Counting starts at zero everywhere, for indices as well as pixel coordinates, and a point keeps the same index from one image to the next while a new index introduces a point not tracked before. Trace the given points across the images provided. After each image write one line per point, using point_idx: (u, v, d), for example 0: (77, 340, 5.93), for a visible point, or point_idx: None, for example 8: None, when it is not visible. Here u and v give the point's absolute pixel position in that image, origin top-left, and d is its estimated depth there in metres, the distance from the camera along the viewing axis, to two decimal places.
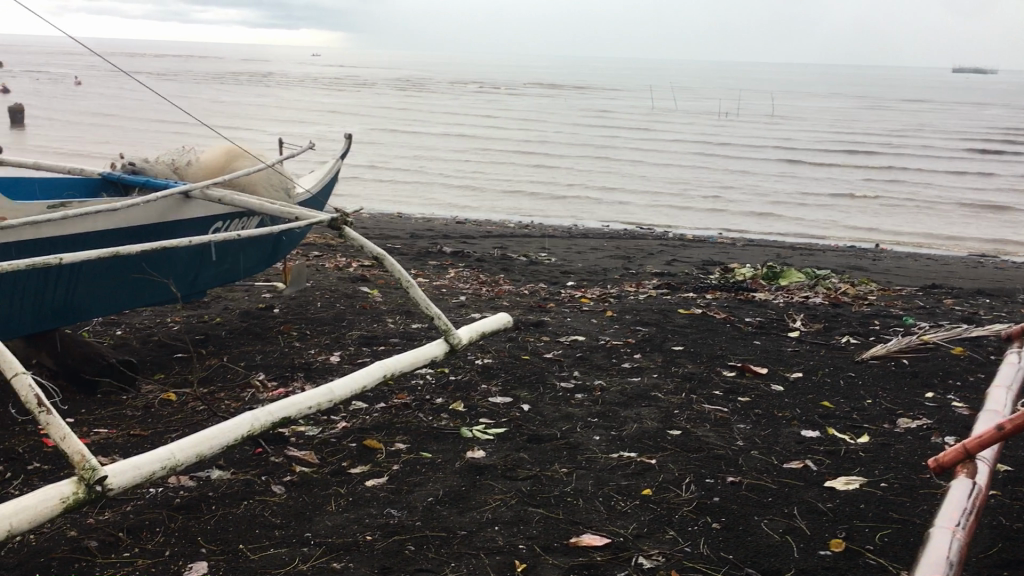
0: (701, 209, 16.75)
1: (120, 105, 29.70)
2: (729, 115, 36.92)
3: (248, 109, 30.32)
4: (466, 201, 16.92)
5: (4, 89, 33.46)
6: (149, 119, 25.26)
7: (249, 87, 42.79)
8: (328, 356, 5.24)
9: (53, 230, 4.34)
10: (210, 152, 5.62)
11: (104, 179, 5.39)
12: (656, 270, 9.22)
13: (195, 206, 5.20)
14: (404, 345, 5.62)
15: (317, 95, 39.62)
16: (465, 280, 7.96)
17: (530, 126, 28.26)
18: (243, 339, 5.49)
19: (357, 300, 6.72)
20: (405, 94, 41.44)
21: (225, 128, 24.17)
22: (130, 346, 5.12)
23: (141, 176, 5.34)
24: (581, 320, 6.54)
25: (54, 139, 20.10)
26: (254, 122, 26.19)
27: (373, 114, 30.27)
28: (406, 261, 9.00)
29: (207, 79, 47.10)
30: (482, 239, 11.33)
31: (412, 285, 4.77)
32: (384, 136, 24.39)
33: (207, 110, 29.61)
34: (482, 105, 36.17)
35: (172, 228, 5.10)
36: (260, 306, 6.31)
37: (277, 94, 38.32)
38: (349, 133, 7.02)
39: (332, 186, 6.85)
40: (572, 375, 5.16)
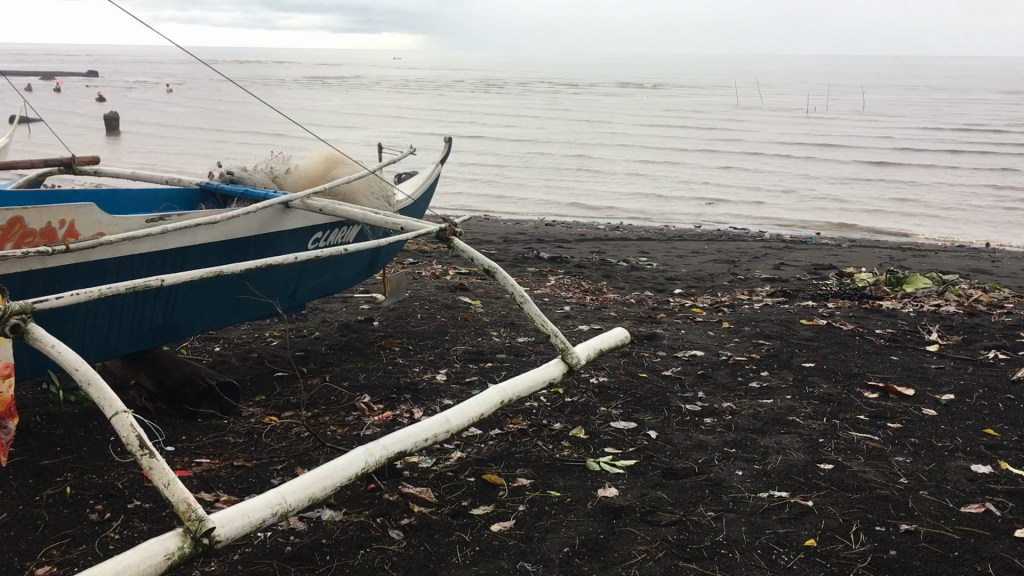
0: (800, 211, 16.05)
1: (210, 112, 30.20)
2: (820, 111, 35.73)
3: (334, 113, 30.51)
4: (555, 203, 16.55)
5: (100, 99, 34.55)
6: (238, 126, 25.57)
7: (333, 91, 43.34)
8: (435, 374, 4.94)
9: (152, 245, 4.13)
10: (309, 159, 5.38)
11: (202, 189, 5.18)
12: (765, 276, 8.70)
13: (294, 217, 4.95)
14: (512, 362, 5.29)
15: (400, 98, 39.83)
16: (566, 288, 7.59)
17: (615, 125, 27.79)
18: (343, 355, 5.24)
19: (458, 311, 6.42)
20: (487, 95, 41.29)
21: (312, 133, 24.35)
22: (229, 364, 4.91)
23: (240, 185, 5.12)
24: (696, 332, 6.11)
25: (147, 147, 20.50)
26: (341, 126, 26.28)
27: (457, 116, 30.12)
28: (503, 267, 8.68)
29: (293, 84, 47.74)
30: (576, 243, 10.96)
31: (526, 301, 4.42)
32: (468, 139, 24.20)
33: (294, 116, 29.88)
34: (565, 105, 35.81)
35: (272, 241, 4.87)
36: (359, 318, 6.07)
37: (362, 98, 38.58)
38: (450, 137, 6.72)
39: (432, 192, 6.56)
40: (697, 395, 4.75)
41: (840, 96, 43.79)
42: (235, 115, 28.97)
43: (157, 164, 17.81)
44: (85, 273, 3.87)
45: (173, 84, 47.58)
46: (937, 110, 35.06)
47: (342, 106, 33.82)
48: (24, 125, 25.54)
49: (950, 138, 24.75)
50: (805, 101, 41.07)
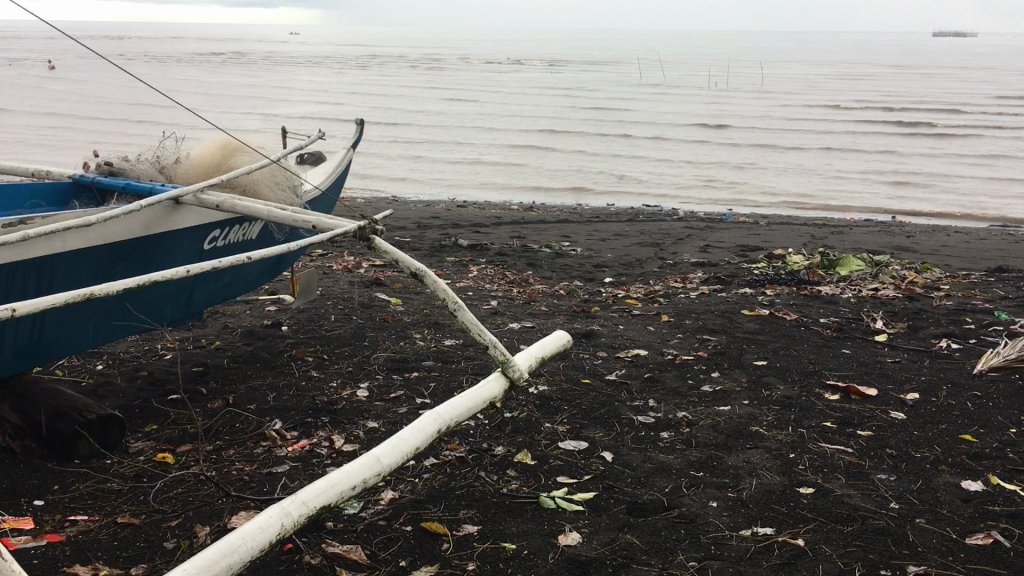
0: (714, 188, 15.88)
1: (95, 93, 28.50)
2: (725, 87, 35.87)
3: (229, 93, 29.17)
4: (466, 185, 15.99)
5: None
6: (126, 111, 24.19)
7: (229, 68, 41.64)
8: (355, 389, 4.37)
9: (10, 254, 3.45)
10: (204, 148, 4.73)
11: (75, 182, 4.47)
12: (694, 260, 8.34)
13: (187, 212, 4.31)
14: (440, 369, 4.75)
15: (301, 74, 38.54)
16: (491, 280, 7.08)
17: (523, 103, 27.31)
18: (249, 369, 4.63)
19: (377, 311, 5.84)
20: (391, 72, 40.28)
21: (207, 113, 23.16)
22: (114, 387, 4.26)
23: (121, 178, 4.43)
24: (635, 327, 5.68)
25: (26, 132, 19.14)
26: (237, 106, 25.08)
27: (361, 94, 29.19)
28: (420, 256, 8.10)
29: (186, 63, 45.67)
30: (495, 227, 10.44)
31: (460, 308, 3.88)
32: (373, 118, 23.37)
33: (187, 95, 28.45)
34: (472, 82, 35.13)
35: (163, 242, 4.23)
36: (265, 324, 5.44)
37: (258, 76, 37.13)
38: (361, 118, 6.07)
39: (343, 181, 5.94)
40: (647, 404, 4.32)
41: (742, 72, 44.26)
42: (123, 99, 27.39)
43: (36, 152, 16.55)
44: None
45: (59, 62, 45.18)
46: (836, 85, 35.67)
47: (238, 85, 32.43)
48: None
49: (853, 113, 25.01)
50: (709, 78, 41.29)
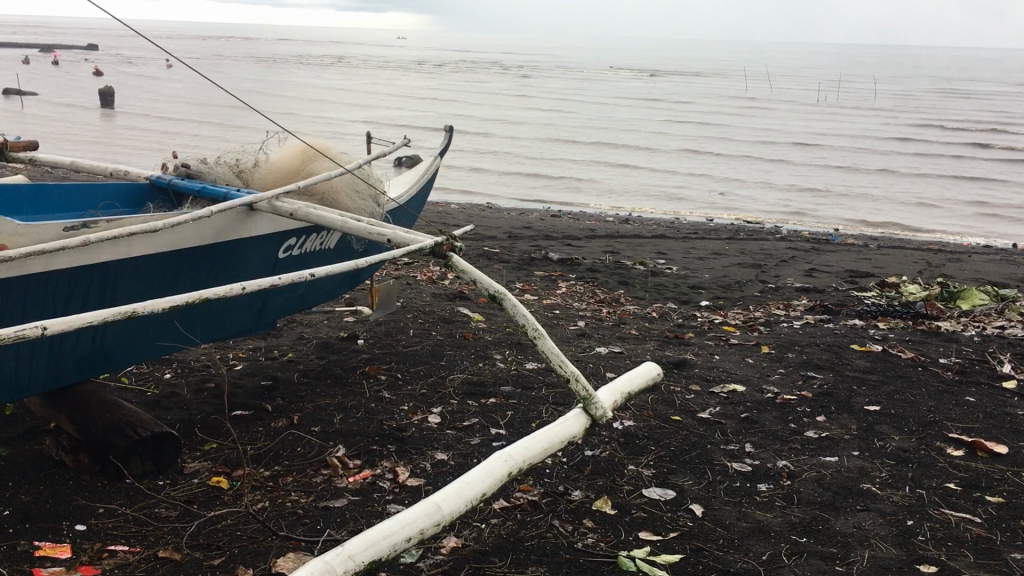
0: (820, 208, 15.18)
1: (206, 92, 29.32)
2: (835, 104, 34.69)
3: (333, 94, 29.61)
4: (562, 194, 15.69)
5: (96, 72, 33.78)
6: (234, 109, 24.75)
7: (334, 70, 42.39)
8: (427, 414, 4.09)
9: (72, 259, 3.29)
10: (284, 153, 4.53)
11: (151, 183, 4.31)
12: (798, 285, 7.83)
13: (260, 220, 4.12)
14: (519, 396, 4.44)
15: (403, 78, 38.88)
16: (580, 298, 6.74)
17: (623, 113, 26.89)
18: (318, 385, 4.40)
19: (460, 328, 5.56)
20: (492, 78, 40.35)
21: (309, 114, 23.45)
22: (179, 398, 4.08)
23: (197, 181, 4.25)
24: (733, 359, 5.26)
25: (136, 127, 19.67)
26: (340, 107, 25.39)
27: (461, 99, 29.23)
28: (508, 268, 7.82)
29: (294, 64, 46.67)
30: (588, 240, 10.10)
31: (541, 336, 3.55)
32: (472, 123, 23.32)
33: (293, 95, 28.97)
34: (573, 91, 34.85)
35: (233, 250, 4.03)
36: (341, 336, 5.23)
37: (362, 79, 37.65)
38: (450, 126, 5.82)
39: (428, 191, 5.69)
40: (743, 449, 3.91)
41: (854, 88, 42.84)
42: (232, 97, 28.05)
43: (143, 146, 16.93)
44: None
45: (174, 61, 46.89)
46: (954, 104, 34.10)
47: (342, 87, 32.90)
48: (11, 101, 24.74)
49: (973, 134, 23.76)
50: (818, 93, 40.04)
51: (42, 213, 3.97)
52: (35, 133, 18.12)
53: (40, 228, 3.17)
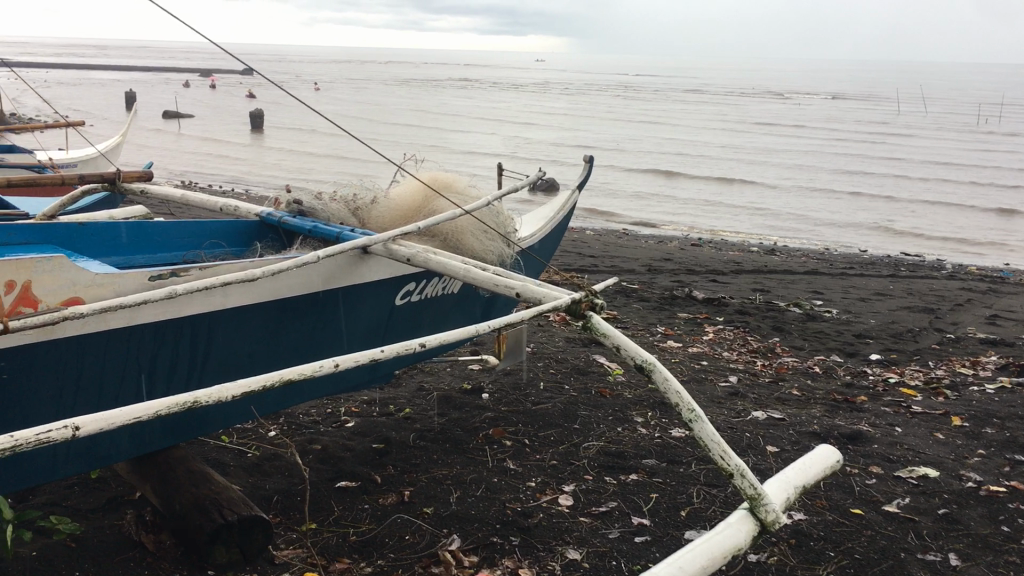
0: (988, 246, 13.84)
1: (348, 114, 29.83)
2: (1001, 130, 32.30)
3: (471, 116, 29.60)
4: (705, 224, 14.84)
5: (250, 96, 35.00)
6: (372, 129, 24.98)
7: (473, 93, 42.65)
8: (557, 495, 3.50)
9: (159, 314, 2.89)
10: (406, 191, 4.07)
11: (261, 221, 3.95)
12: (983, 337, 6.84)
13: (373, 265, 3.67)
14: (665, 473, 3.80)
15: (542, 100, 38.63)
16: (729, 346, 6.03)
17: (768, 139, 25.74)
18: (436, 450, 3.89)
19: (597, 382, 4.95)
20: (631, 101, 39.73)
21: (446, 136, 23.40)
22: (282, 462, 3.64)
23: (308, 220, 3.84)
24: (917, 432, 4.46)
25: (276, 152, 20.01)
26: (478, 129, 25.26)
27: (598, 123, 28.72)
28: (647, 307, 7.18)
29: (438, 86, 47.31)
30: (734, 276, 9.33)
31: (700, 419, 2.88)
32: (610, 147, 22.72)
33: (431, 118, 29.11)
34: (715, 114, 33.78)
35: (343, 298, 3.60)
36: (464, 389, 4.71)
37: (501, 101, 37.69)
38: (591, 156, 5.23)
39: (564, 228, 5.12)
40: (948, 562, 3.15)
41: (1019, 112, 40.04)
42: (371, 117, 28.43)
43: (281, 172, 17.16)
44: (54, 354, 2.65)
45: (322, 83, 48.42)
46: None
47: (479, 110, 32.91)
48: (169, 124, 25.81)
49: None
50: (980, 117, 37.48)
51: (144, 254, 3.64)
52: (183, 157, 18.68)
53: (123, 277, 2.76)
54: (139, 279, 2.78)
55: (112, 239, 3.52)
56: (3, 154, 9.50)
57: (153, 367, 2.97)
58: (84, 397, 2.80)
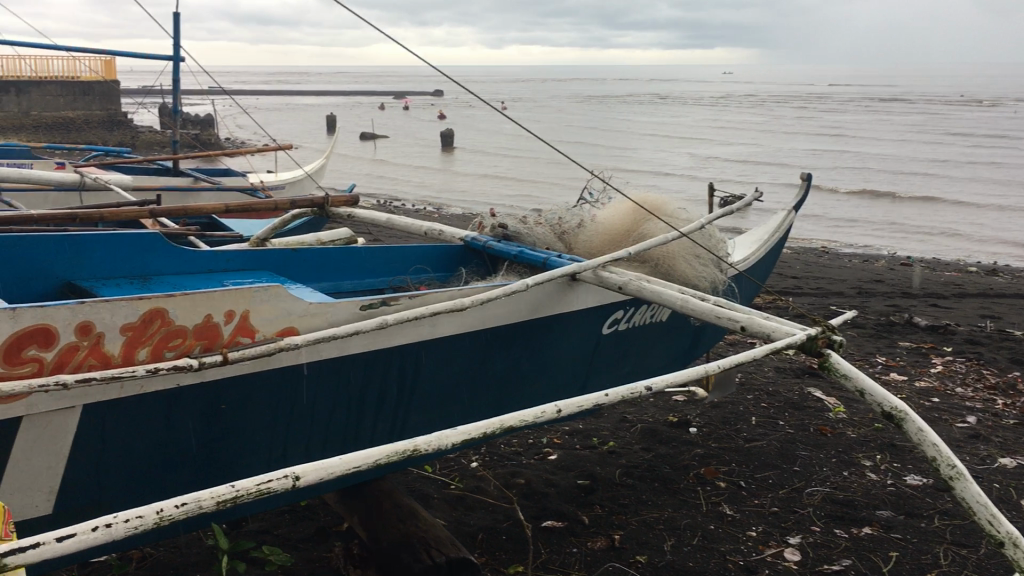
0: None
1: (536, 132, 30.14)
2: None
3: (660, 131, 29.19)
4: (916, 244, 13.84)
5: (442, 116, 36.07)
6: (559, 147, 25.10)
7: (661, 108, 42.14)
8: (783, 548, 3.18)
9: (369, 344, 2.81)
10: (613, 214, 3.88)
11: (466, 245, 3.86)
12: None
13: (582, 292, 3.49)
14: (904, 528, 3.39)
15: (733, 114, 37.65)
16: (963, 381, 5.44)
17: (984, 151, 23.85)
18: (645, 489, 3.66)
19: (816, 419, 4.56)
20: (828, 113, 38.04)
21: (634, 153, 23.15)
22: (485, 496, 3.52)
23: (514, 245, 3.71)
24: None
25: (466, 172, 20.45)
26: (667, 146, 24.85)
27: (794, 137, 27.60)
28: (864, 334, 6.64)
29: (626, 103, 47.07)
30: (957, 300, 8.55)
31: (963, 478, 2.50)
32: (807, 162, 21.74)
33: (619, 134, 28.93)
34: (922, 125, 31.72)
35: (550, 327, 3.44)
36: (670, 422, 4.46)
37: (690, 116, 37.03)
38: (808, 173, 4.85)
39: (779, 250, 4.77)
40: None
41: None
42: (558, 135, 28.59)
43: (471, 192, 17.49)
44: (268, 384, 2.61)
45: (512, 102, 49.25)
46: None
47: (667, 125, 32.43)
48: (367, 146, 26.95)
49: None
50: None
51: (351, 278, 3.61)
52: (380, 178, 19.42)
53: (336, 307, 2.70)
54: (350, 308, 2.72)
55: (321, 263, 3.51)
56: (220, 178, 10.08)
57: (362, 396, 2.90)
58: (296, 427, 2.77)
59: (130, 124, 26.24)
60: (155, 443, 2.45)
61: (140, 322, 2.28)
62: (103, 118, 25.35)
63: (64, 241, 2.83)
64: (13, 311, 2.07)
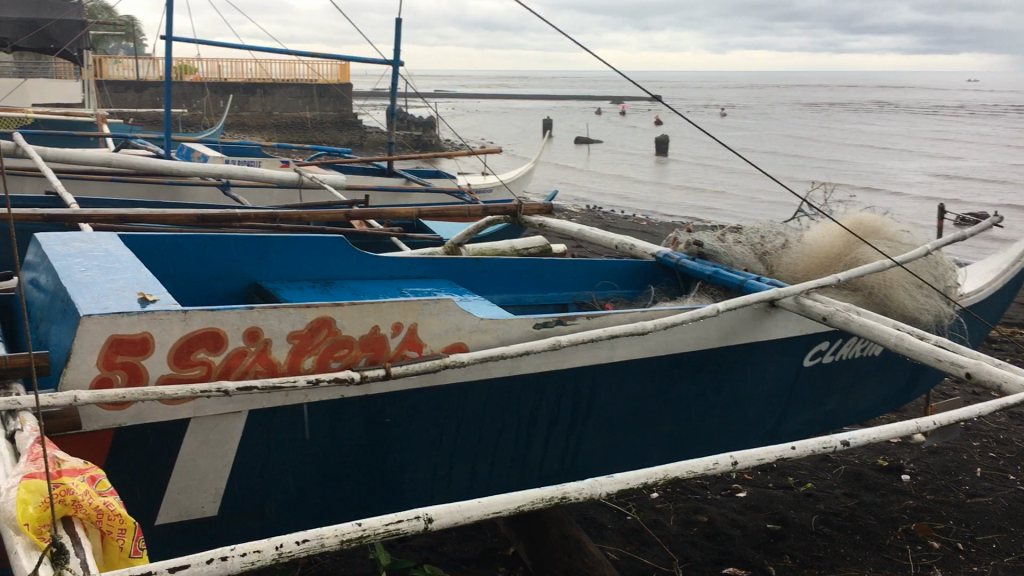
0: None
1: (756, 139, 29.03)
2: None
3: (891, 142, 27.39)
4: None
5: (658, 122, 35.62)
6: (779, 156, 24.09)
7: (895, 117, 39.59)
8: None
9: (542, 364, 2.67)
10: (823, 236, 3.56)
11: (657, 263, 3.65)
12: None
13: (781, 320, 3.19)
14: None
15: (976, 124, 34.79)
16: None
17: None
18: (845, 542, 3.30)
19: None
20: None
21: (859, 165, 21.84)
22: (663, 532, 3.29)
23: (708, 265, 3.47)
24: None
25: (679, 178, 20.00)
26: (899, 157, 23.25)
27: None
28: None
29: (855, 111, 44.61)
30: None
31: None
32: None
33: (846, 144, 27.32)
34: None
35: (743, 355, 3.17)
36: (879, 467, 4.05)
37: (927, 125, 34.56)
38: None
39: (1020, 283, 4.25)
40: None
41: None
42: (779, 144, 27.48)
43: (682, 200, 17.07)
44: (435, 401, 2.53)
45: (732, 108, 47.94)
46: None
47: (900, 134, 30.30)
48: (580, 150, 27.00)
49: None
50: None
51: (534, 292, 3.49)
52: (590, 182, 19.35)
53: (508, 323, 2.58)
54: (524, 326, 2.59)
55: (503, 276, 3.41)
56: (431, 179, 10.30)
57: (533, 417, 2.76)
58: (463, 447, 2.67)
59: (360, 124, 27.60)
60: (319, 454, 2.42)
61: (306, 330, 2.24)
62: (335, 119, 26.84)
63: (252, 242, 2.88)
64: (184, 313, 2.07)
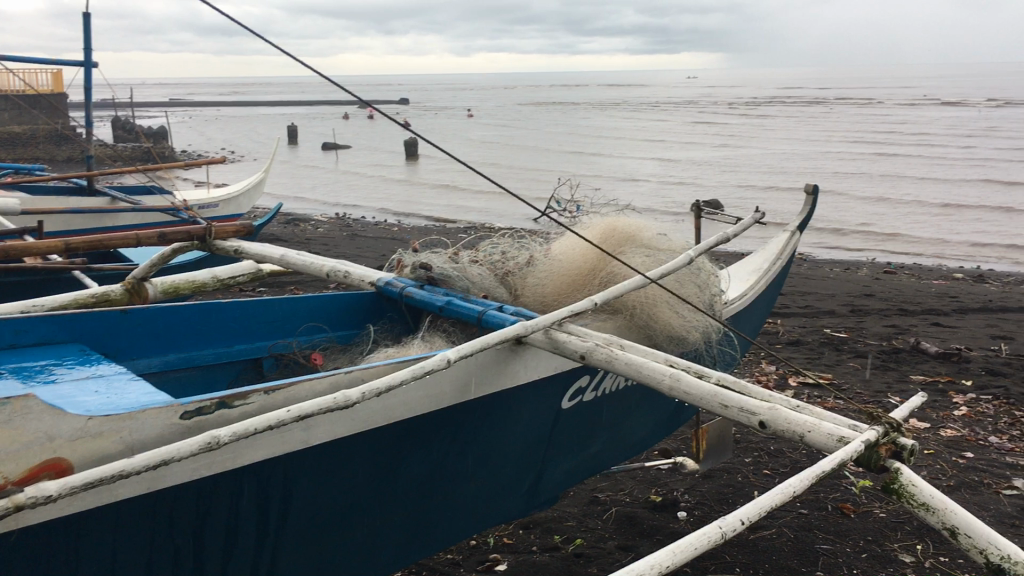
0: None
1: (504, 140, 29.14)
2: None
3: (627, 137, 28.30)
4: (915, 228, 12.97)
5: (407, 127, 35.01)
6: (527, 154, 24.20)
7: (631, 113, 41.33)
8: None
9: (203, 466, 1.85)
10: (570, 246, 3.00)
11: (379, 293, 2.93)
12: None
13: (531, 358, 2.56)
14: None
15: (702, 117, 36.89)
16: (996, 427, 4.52)
17: (959, 143, 23.08)
18: None
19: (833, 491, 3.65)
20: (801, 111, 37.29)
21: (603, 160, 22.26)
22: None
23: (439, 291, 2.79)
24: None
25: (429, 181, 19.39)
26: (636, 151, 23.98)
27: (765, 138, 26.83)
28: (869, 368, 5.70)
29: (596, 108, 46.25)
30: (964, 317, 7.61)
31: None
32: (781, 162, 20.79)
33: (587, 140, 27.93)
34: (894, 118, 31.04)
35: (488, 407, 2.50)
36: (653, 504, 3.53)
37: (661, 119, 36.20)
38: (814, 183, 4.21)
39: (783, 280, 4.01)
40: None
41: None
42: (526, 143, 27.67)
43: (432, 203, 16.45)
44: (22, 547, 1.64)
45: (476, 110, 48.28)
46: None
47: (635, 129, 31.51)
48: (325, 157, 25.79)
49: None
50: None
51: (213, 348, 2.67)
52: (336, 190, 18.31)
53: (140, 417, 1.74)
54: (166, 417, 1.77)
55: (166, 329, 2.55)
56: (142, 198, 8.98)
57: (203, 537, 1.94)
58: None
59: (77, 139, 24.88)
60: None
61: None
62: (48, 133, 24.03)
63: None
64: None
